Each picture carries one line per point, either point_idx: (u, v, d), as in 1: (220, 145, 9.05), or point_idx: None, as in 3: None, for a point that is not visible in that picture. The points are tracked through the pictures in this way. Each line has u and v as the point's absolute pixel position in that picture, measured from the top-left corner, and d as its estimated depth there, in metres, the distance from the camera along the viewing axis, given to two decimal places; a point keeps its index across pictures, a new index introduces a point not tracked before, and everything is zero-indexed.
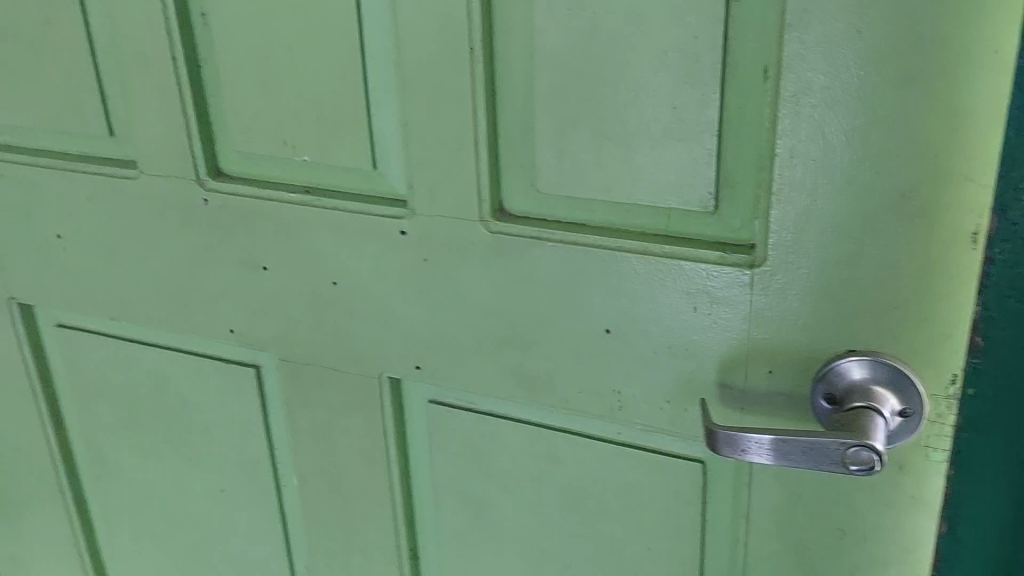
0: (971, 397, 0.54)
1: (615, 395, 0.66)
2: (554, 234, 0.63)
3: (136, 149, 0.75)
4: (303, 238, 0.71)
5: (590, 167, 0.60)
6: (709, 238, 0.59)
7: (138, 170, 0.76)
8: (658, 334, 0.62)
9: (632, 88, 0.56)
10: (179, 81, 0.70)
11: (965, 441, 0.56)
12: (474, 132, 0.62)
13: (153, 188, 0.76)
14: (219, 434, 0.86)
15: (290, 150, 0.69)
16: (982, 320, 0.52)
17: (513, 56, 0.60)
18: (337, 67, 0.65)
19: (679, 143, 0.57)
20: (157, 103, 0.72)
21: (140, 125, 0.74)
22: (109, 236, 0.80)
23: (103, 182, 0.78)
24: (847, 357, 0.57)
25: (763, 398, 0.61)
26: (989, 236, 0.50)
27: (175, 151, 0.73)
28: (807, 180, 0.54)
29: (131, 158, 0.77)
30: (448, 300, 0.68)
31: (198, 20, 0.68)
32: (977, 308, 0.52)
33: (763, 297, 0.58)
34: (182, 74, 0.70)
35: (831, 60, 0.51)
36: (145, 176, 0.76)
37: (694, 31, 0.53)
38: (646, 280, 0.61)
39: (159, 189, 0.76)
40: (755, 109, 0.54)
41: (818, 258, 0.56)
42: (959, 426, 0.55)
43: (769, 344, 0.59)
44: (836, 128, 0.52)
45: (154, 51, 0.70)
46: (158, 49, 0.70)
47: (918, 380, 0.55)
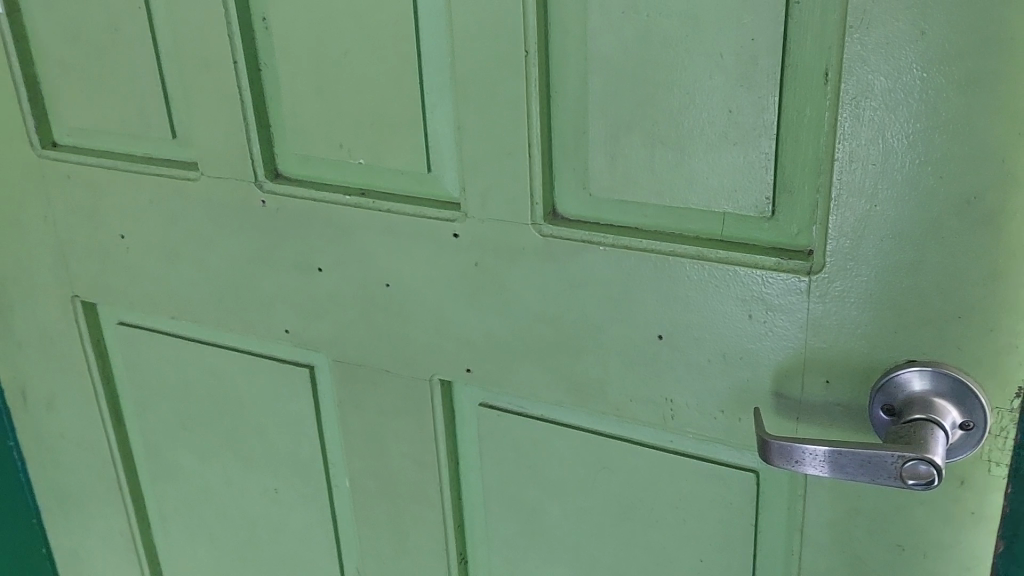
0: None
1: (666, 402, 0.65)
2: (607, 238, 0.62)
3: (197, 151, 0.77)
4: (357, 240, 0.72)
5: (644, 170, 0.59)
6: (765, 244, 0.58)
7: (199, 172, 0.78)
8: (711, 340, 0.61)
9: (688, 90, 0.56)
10: (239, 84, 0.72)
11: None
12: (528, 135, 0.62)
13: (212, 190, 0.77)
14: (273, 433, 0.87)
15: (346, 153, 0.70)
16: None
17: (568, 59, 0.59)
18: (393, 70, 0.65)
19: (736, 147, 0.56)
20: (218, 106, 0.74)
21: (201, 128, 0.76)
22: (170, 237, 0.82)
23: (165, 184, 0.79)
24: (907, 368, 0.55)
25: (819, 408, 0.59)
26: None
27: (235, 153, 0.75)
28: (867, 185, 0.53)
29: (193, 160, 0.78)
30: (500, 304, 0.68)
31: (260, 25, 0.70)
32: None
33: (821, 305, 0.57)
34: (242, 77, 0.71)
35: (893, 62, 0.50)
36: (205, 178, 0.77)
37: (752, 32, 0.53)
38: (700, 286, 0.60)
39: (218, 191, 0.77)
40: (814, 113, 0.53)
41: (878, 265, 0.54)
42: (1020, 442, 0.54)
43: (826, 353, 0.58)
44: (897, 131, 0.51)
45: (215, 55, 0.72)
46: (219, 53, 0.71)
47: (980, 393, 0.53)
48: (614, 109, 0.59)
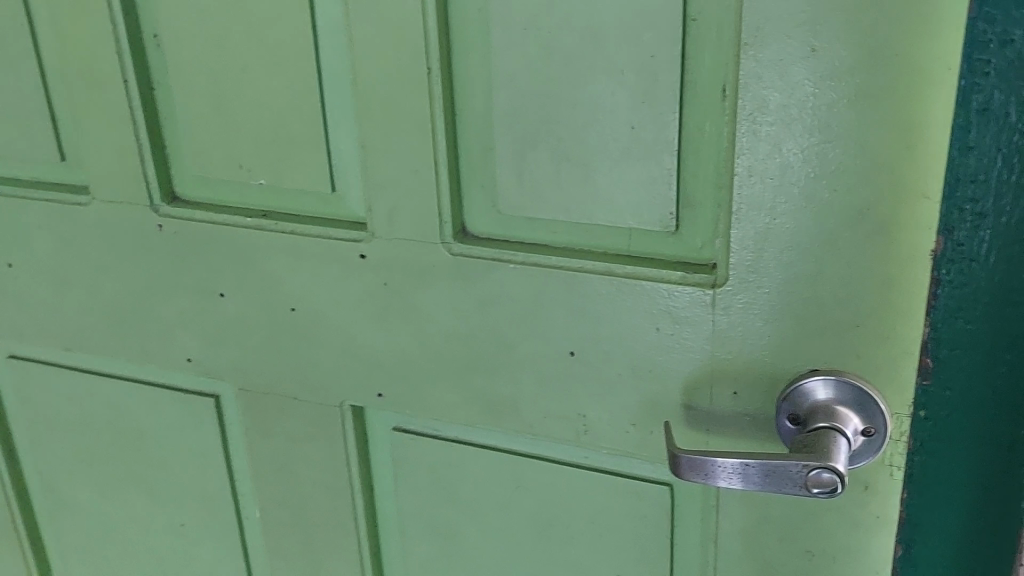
0: (923, 418, 0.53)
1: (579, 418, 0.65)
2: (516, 255, 0.62)
3: (89, 175, 0.74)
4: (261, 263, 0.70)
5: (550, 188, 0.59)
6: (670, 258, 0.58)
7: (90, 196, 0.74)
8: (621, 355, 0.61)
9: (590, 107, 0.56)
10: (132, 104, 0.69)
11: (919, 463, 0.54)
12: (433, 154, 0.61)
13: (106, 214, 0.74)
14: (178, 465, 0.84)
15: (246, 174, 0.68)
16: (930, 339, 0.52)
17: (470, 77, 0.59)
18: (292, 89, 0.64)
19: (639, 162, 0.56)
20: (110, 127, 0.71)
21: (92, 150, 0.73)
22: (62, 265, 0.78)
23: (55, 209, 0.76)
24: (811, 377, 0.56)
25: (728, 419, 0.60)
26: (937, 255, 0.50)
27: (129, 176, 0.72)
28: (766, 198, 0.54)
29: (83, 183, 0.75)
30: (409, 325, 0.67)
31: (152, 43, 0.67)
32: (926, 328, 0.52)
33: (726, 317, 0.58)
34: (135, 97, 0.69)
35: (787, 79, 0.51)
36: (98, 203, 0.74)
37: (651, 50, 0.53)
38: (608, 301, 0.60)
39: (113, 216, 0.74)
40: (713, 129, 0.54)
41: (779, 277, 0.55)
42: (913, 447, 0.54)
43: (733, 365, 0.59)
44: (794, 145, 0.52)
45: (105, 75, 0.69)
46: (110, 73, 0.69)
47: (880, 399, 0.55)
48: (519, 127, 0.59)
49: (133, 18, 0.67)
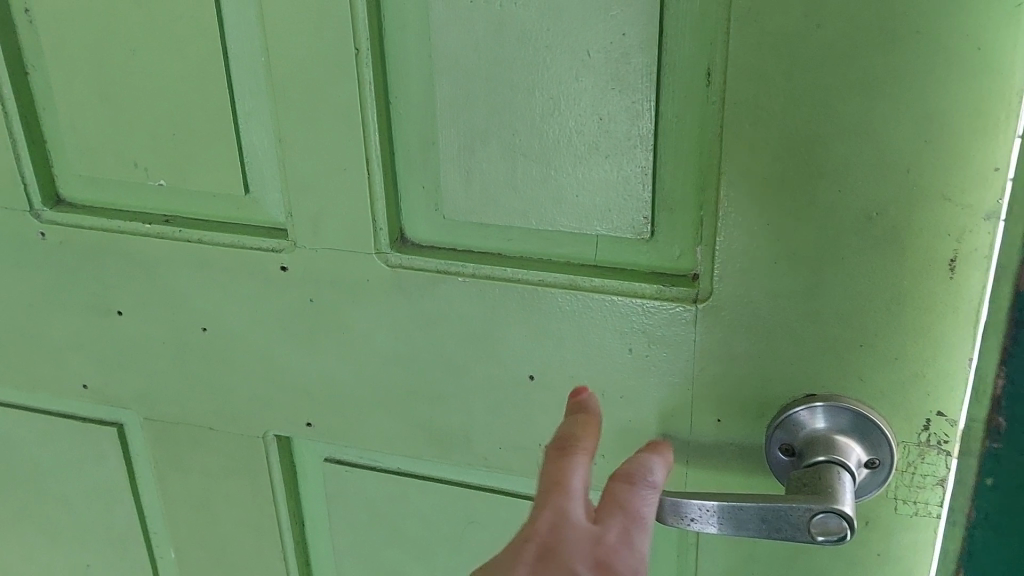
0: (988, 487, 0.44)
1: (540, 449, 0.57)
2: (466, 267, 0.54)
3: None
4: (163, 277, 0.60)
5: (503, 187, 0.51)
6: (644, 269, 0.51)
7: None
8: (588, 380, 0.53)
9: (550, 94, 0.48)
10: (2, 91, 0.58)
11: (978, 538, 0.45)
12: (364, 149, 0.52)
13: None
14: (80, 502, 0.73)
15: (141, 173, 0.58)
16: (1005, 395, 0.42)
17: (407, 58, 0.50)
18: (194, 74, 0.53)
19: (607, 159, 0.48)
20: None
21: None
22: None
23: None
24: (805, 403, 0.49)
25: (712, 452, 0.52)
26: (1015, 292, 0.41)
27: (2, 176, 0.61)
28: (757, 201, 0.46)
29: None
30: (341, 346, 0.58)
31: (21, 17, 0.56)
32: (998, 383, 0.42)
33: (709, 336, 0.50)
34: (5, 83, 0.58)
35: (786, 58, 0.43)
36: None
37: (621, 26, 0.45)
38: (573, 318, 0.52)
39: None
40: (694, 118, 0.46)
41: (772, 291, 0.48)
42: (970, 520, 0.46)
43: (716, 391, 0.51)
44: (791, 138, 0.44)
45: None
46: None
47: (884, 425, 0.48)
48: (465, 116, 0.50)
49: None
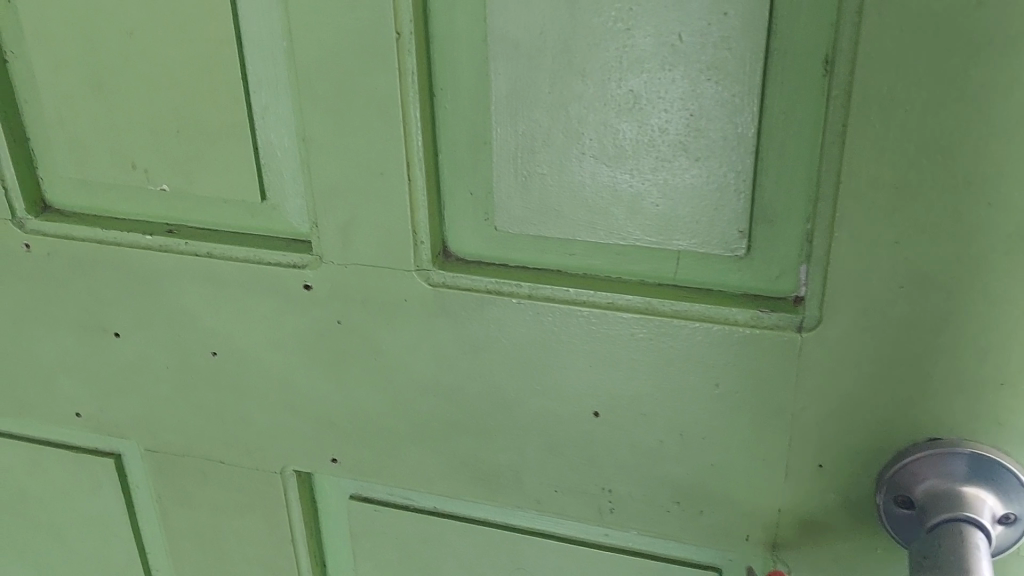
0: None
1: (603, 494, 0.50)
2: (521, 286, 0.46)
3: None
4: (168, 296, 0.52)
5: (569, 195, 0.44)
6: (735, 291, 0.44)
7: None
8: (664, 417, 0.46)
9: (632, 86, 0.41)
10: None
11: None
12: (406, 151, 0.44)
13: None
14: (71, 539, 0.65)
15: (140, 177, 0.50)
16: None
17: (457, 44, 0.43)
18: (205, 61, 0.46)
19: (695, 163, 0.41)
20: None
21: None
22: None
23: None
24: (922, 448, 0.42)
25: (809, 501, 0.46)
26: None
27: None
28: (885, 214, 0.38)
29: None
30: (373, 374, 0.51)
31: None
32: None
33: (813, 370, 0.43)
34: None
35: (930, 44, 0.35)
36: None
37: (724, 5, 0.38)
38: (647, 347, 0.45)
39: None
40: (805, 116, 0.39)
41: (895, 320, 0.40)
42: None
43: (820, 432, 0.44)
44: (932, 142, 0.37)
45: None
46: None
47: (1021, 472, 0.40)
48: (526, 113, 0.43)
49: None
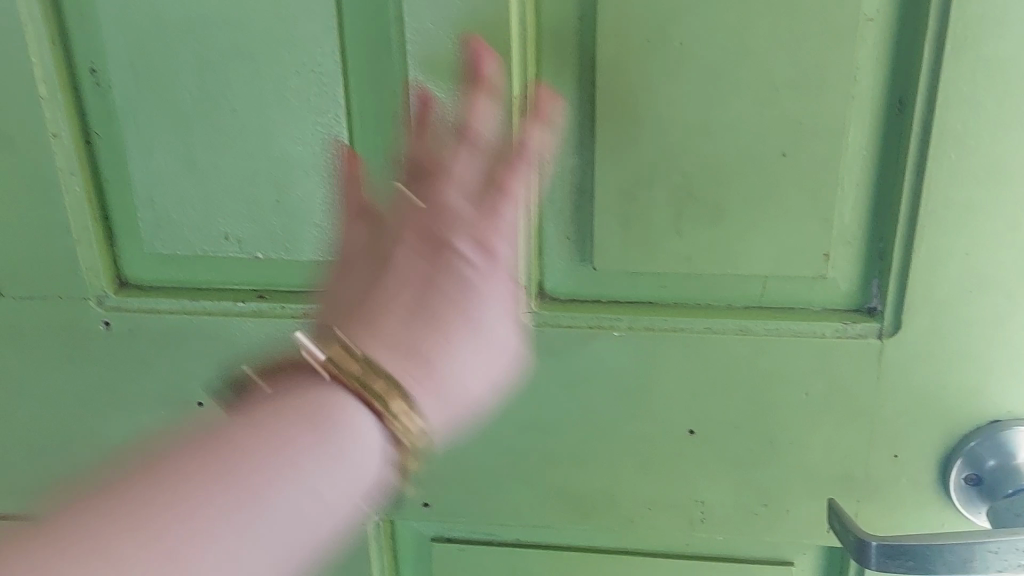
0: None
1: (695, 506, 0.54)
2: (620, 319, 0.50)
3: None
4: (260, 362, 0.52)
5: (665, 234, 0.48)
6: (817, 307, 0.49)
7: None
8: (756, 429, 0.51)
9: (729, 133, 0.45)
10: (63, 165, 0.49)
11: None
12: (517, 204, 0.47)
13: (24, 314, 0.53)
14: None
15: (232, 246, 0.51)
16: None
17: (560, 105, 0.46)
18: (312, 131, 0.47)
19: (787, 198, 0.46)
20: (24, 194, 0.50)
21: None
22: None
23: None
24: (978, 434, 0.49)
25: (884, 487, 0.52)
26: None
27: (58, 262, 0.51)
28: (956, 229, 0.45)
29: None
30: (470, 419, 0.53)
31: (89, 80, 0.48)
32: None
33: (893, 372, 0.49)
34: (66, 154, 0.49)
35: (998, 86, 0.42)
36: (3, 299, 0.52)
37: (816, 58, 0.43)
38: (743, 366, 0.50)
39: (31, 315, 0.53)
40: (880, 150, 0.45)
41: (965, 321, 0.47)
42: None
43: (897, 427, 0.50)
44: (997, 165, 0.43)
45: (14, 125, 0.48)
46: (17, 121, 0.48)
47: None
48: (626, 162, 0.46)
49: (61, 48, 0.47)
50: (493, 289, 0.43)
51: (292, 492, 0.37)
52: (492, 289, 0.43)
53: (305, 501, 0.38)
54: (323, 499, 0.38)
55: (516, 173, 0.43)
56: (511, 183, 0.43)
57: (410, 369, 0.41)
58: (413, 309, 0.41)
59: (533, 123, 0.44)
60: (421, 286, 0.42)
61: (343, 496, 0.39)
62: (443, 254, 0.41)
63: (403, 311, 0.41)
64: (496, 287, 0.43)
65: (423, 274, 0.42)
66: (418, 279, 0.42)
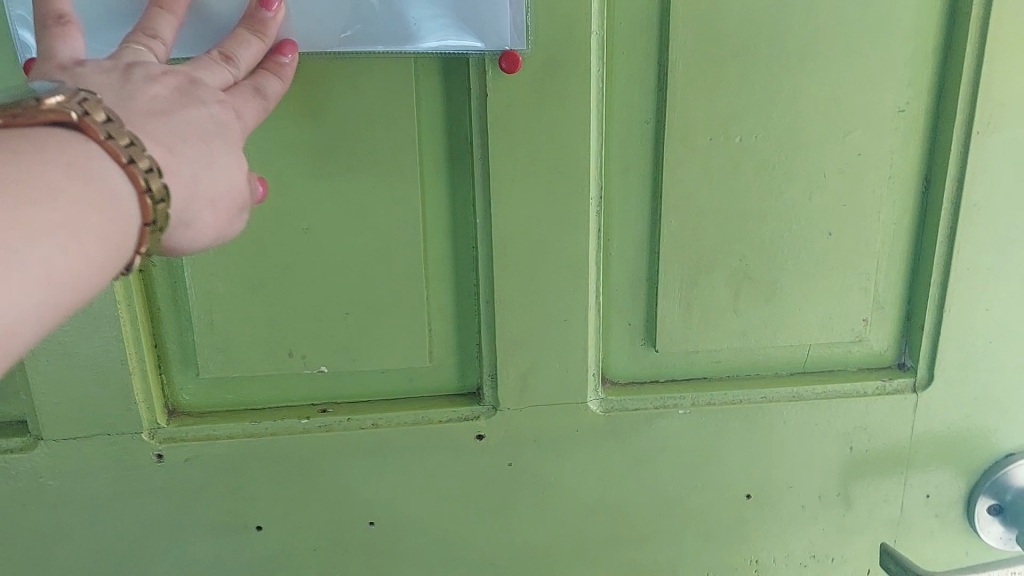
0: None
1: (750, 565, 0.57)
2: (684, 398, 0.53)
3: (26, 406, 0.48)
4: (327, 476, 0.51)
5: (723, 313, 0.51)
6: (853, 368, 0.54)
7: (33, 437, 0.48)
8: (807, 486, 0.55)
9: (782, 218, 0.49)
10: (123, 299, 0.46)
11: None
12: (590, 299, 0.49)
13: (63, 461, 0.48)
14: None
15: (296, 363, 0.49)
16: None
17: (626, 202, 0.48)
18: (384, 245, 0.47)
19: (833, 272, 0.51)
20: (73, 337, 0.46)
21: (29, 373, 0.46)
22: None
23: None
24: (992, 468, 0.55)
25: (916, 523, 0.57)
26: None
27: (109, 401, 0.47)
28: (980, 287, 0.50)
29: (19, 416, 0.49)
30: (539, 509, 0.54)
31: None
32: None
33: (925, 417, 0.54)
34: (127, 287, 0.46)
35: (1014, 163, 0.48)
36: (39, 445, 0.48)
37: (858, 146, 0.48)
38: (796, 430, 0.54)
39: (72, 460, 0.49)
40: (910, 223, 0.50)
41: (984, 368, 0.53)
42: None
43: (928, 466, 0.55)
44: (1012, 229, 0.49)
45: None
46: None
47: None
48: (690, 250, 0.49)
49: None
50: (228, 137, 0.34)
51: (72, 238, 0.26)
52: (223, 137, 0.34)
53: (58, 244, 0.26)
54: (88, 260, 0.27)
55: (248, 94, 0.37)
56: (247, 95, 0.37)
57: (181, 192, 0.31)
58: (168, 105, 0.32)
59: (275, 73, 0.39)
60: (187, 118, 0.33)
61: (109, 257, 0.28)
62: (195, 101, 0.34)
63: (166, 119, 0.32)
64: (230, 139, 0.34)
65: (181, 110, 0.33)
66: (183, 114, 0.33)
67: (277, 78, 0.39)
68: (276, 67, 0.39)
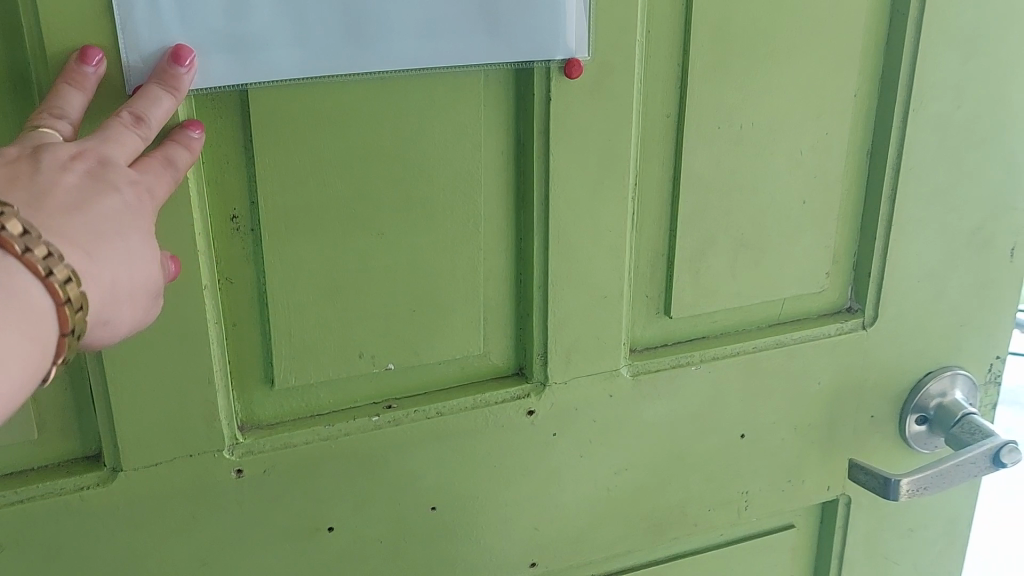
0: None
1: (741, 497, 0.66)
2: (692, 356, 0.60)
3: (102, 438, 0.46)
4: (394, 468, 0.54)
5: (723, 278, 0.59)
6: (814, 314, 0.64)
7: (111, 468, 0.47)
8: (786, 420, 0.65)
9: (769, 191, 0.58)
10: (210, 314, 0.46)
11: None
12: (624, 275, 0.55)
13: (144, 487, 0.48)
14: None
15: (366, 363, 0.51)
16: None
17: (650, 187, 0.55)
18: (449, 242, 0.51)
19: (805, 234, 0.60)
20: (163, 357, 0.46)
21: (115, 401, 0.45)
22: None
23: (41, 509, 0.46)
24: (919, 385, 0.67)
25: (865, 441, 0.68)
26: None
27: (193, 419, 0.48)
28: (911, 237, 0.62)
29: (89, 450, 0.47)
30: (577, 472, 0.59)
31: (230, 227, 0.46)
32: None
33: (872, 349, 0.65)
34: (213, 303, 0.46)
35: (936, 134, 0.59)
36: (119, 475, 0.47)
37: (825, 127, 0.57)
38: (779, 372, 0.63)
39: (152, 485, 0.48)
40: (858, 189, 0.61)
41: (913, 304, 0.65)
42: None
43: (874, 391, 0.66)
44: (935, 188, 0.61)
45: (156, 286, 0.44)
46: None
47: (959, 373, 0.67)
48: (700, 225, 0.57)
49: (212, 197, 0.45)
50: (140, 221, 0.37)
51: None
52: (135, 222, 0.37)
53: None
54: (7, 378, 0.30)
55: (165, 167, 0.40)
56: (162, 171, 0.40)
57: (99, 293, 0.35)
58: (81, 201, 0.35)
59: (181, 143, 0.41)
60: (98, 211, 0.36)
61: (30, 367, 0.31)
62: (105, 187, 0.37)
63: (77, 215, 0.35)
64: (140, 223, 0.37)
65: (93, 202, 0.36)
66: (97, 208, 0.36)
67: (181, 148, 0.41)
68: (185, 138, 0.41)
